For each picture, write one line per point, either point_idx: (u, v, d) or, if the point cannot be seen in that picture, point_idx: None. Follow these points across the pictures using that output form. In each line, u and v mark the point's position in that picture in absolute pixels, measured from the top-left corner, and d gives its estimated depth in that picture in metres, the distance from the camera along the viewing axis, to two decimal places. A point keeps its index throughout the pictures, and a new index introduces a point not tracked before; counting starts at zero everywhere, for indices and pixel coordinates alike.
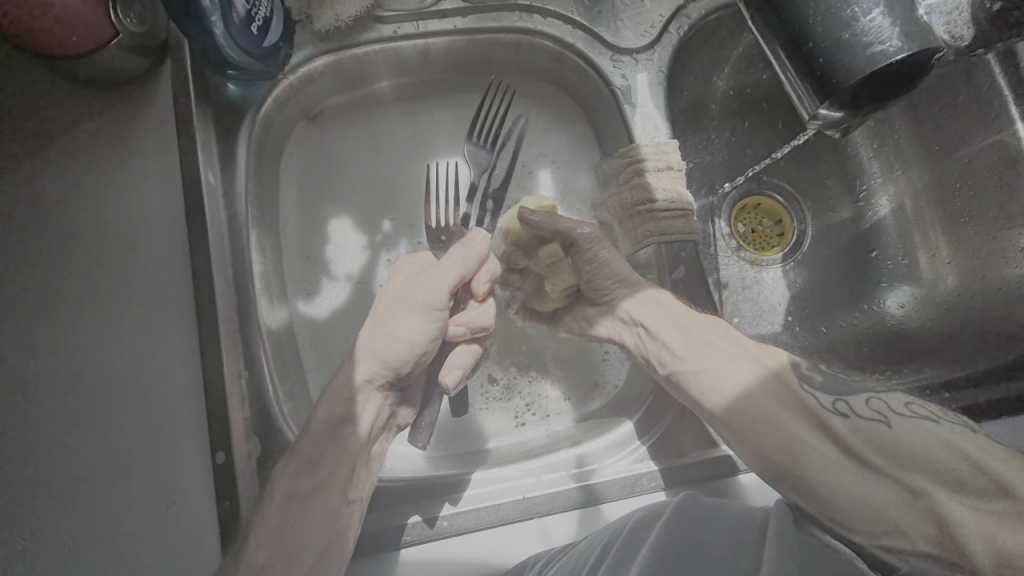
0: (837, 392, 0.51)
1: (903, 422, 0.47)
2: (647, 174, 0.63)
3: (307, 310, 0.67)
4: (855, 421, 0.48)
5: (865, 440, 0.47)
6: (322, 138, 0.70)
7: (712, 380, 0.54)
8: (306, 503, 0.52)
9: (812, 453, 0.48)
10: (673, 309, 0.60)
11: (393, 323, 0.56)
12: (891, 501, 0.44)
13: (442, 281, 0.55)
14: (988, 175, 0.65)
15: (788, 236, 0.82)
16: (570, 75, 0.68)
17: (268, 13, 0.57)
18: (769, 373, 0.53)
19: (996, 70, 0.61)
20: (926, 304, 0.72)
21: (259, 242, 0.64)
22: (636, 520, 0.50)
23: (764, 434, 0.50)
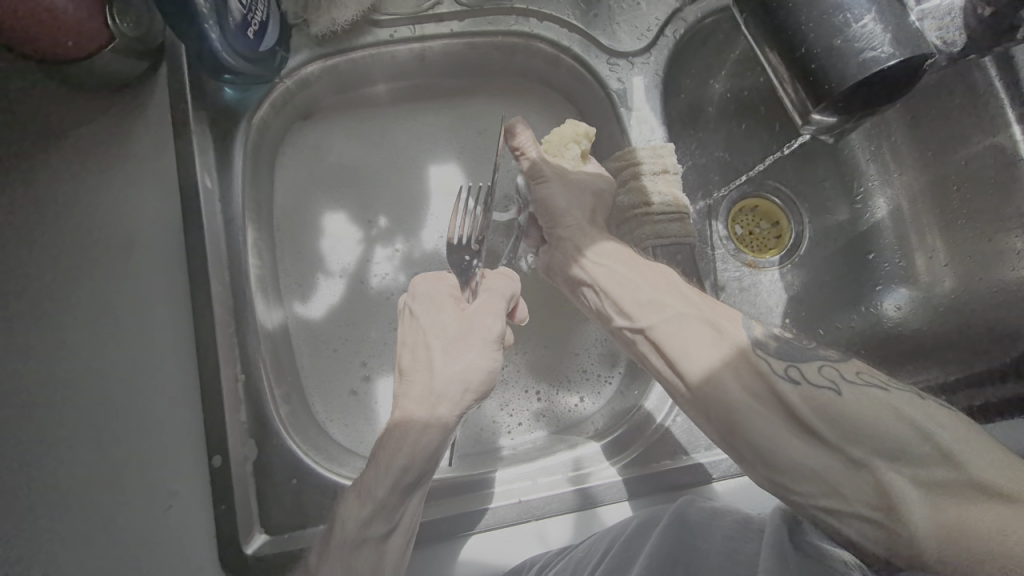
0: (788, 359, 0.50)
1: (855, 391, 0.46)
2: (642, 177, 0.63)
3: (303, 312, 0.67)
4: (804, 388, 0.47)
5: (809, 404, 0.46)
6: (319, 140, 0.70)
7: (695, 357, 0.51)
8: (355, 516, 0.47)
9: (774, 427, 0.47)
10: (664, 292, 0.55)
11: (458, 355, 0.51)
12: (847, 474, 0.43)
13: (490, 325, 0.52)
14: (985, 177, 0.64)
15: (786, 237, 0.82)
16: (567, 78, 0.68)
17: (264, 17, 0.57)
18: (730, 339, 0.51)
19: (994, 78, 0.61)
20: (923, 306, 0.73)
21: (255, 243, 0.63)
22: (635, 524, 0.50)
23: (731, 405, 0.48)
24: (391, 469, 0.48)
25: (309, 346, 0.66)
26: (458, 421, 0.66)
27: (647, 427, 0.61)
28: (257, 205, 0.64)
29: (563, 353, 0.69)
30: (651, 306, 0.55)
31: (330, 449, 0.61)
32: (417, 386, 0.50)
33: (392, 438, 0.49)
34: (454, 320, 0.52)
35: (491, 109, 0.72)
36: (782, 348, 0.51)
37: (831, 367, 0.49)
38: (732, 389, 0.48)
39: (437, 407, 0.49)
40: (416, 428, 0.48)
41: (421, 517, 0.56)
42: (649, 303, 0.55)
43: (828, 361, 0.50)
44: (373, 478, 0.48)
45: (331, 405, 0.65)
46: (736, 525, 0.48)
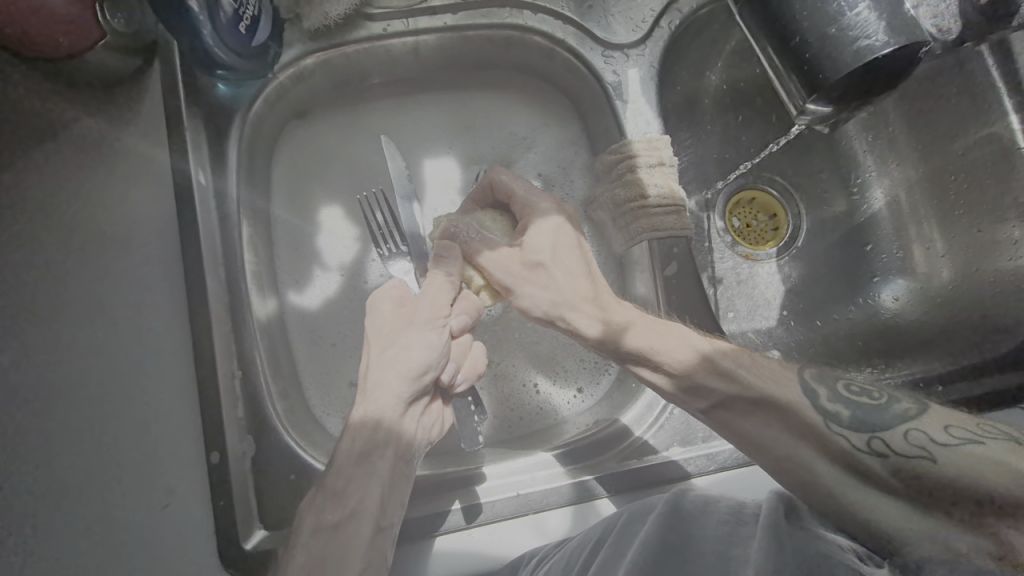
0: (870, 429, 0.46)
1: (951, 454, 0.41)
2: (638, 170, 0.62)
3: (299, 307, 0.67)
4: (894, 460, 0.43)
5: (897, 473, 0.43)
6: (315, 136, 0.70)
7: (732, 420, 0.50)
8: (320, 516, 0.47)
9: (819, 469, 0.46)
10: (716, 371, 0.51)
11: (394, 343, 0.51)
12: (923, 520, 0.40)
13: (423, 312, 0.53)
14: (983, 166, 0.66)
15: (783, 230, 0.82)
16: (562, 70, 0.68)
17: (257, 12, 0.57)
18: (781, 408, 0.49)
19: (988, 62, 0.63)
20: (920, 297, 0.73)
21: (250, 240, 0.62)
22: (622, 521, 0.50)
23: (775, 457, 0.48)
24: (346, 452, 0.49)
25: (305, 342, 0.66)
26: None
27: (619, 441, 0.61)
28: (251, 202, 0.63)
29: (558, 350, 0.68)
30: (697, 384, 0.52)
31: (328, 445, 0.61)
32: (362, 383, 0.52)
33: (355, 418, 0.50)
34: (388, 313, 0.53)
35: (487, 103, 0.72)
36: (858, 407, 0.48)
37: (946, 425, 0.44)
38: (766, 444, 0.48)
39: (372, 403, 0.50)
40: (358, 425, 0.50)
41: (420, 511, 0.56)
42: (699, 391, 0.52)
43: (914, 419, 0.45)
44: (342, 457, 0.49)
45: (327, 400, 0.64)
46: (730, 510, 0.47)
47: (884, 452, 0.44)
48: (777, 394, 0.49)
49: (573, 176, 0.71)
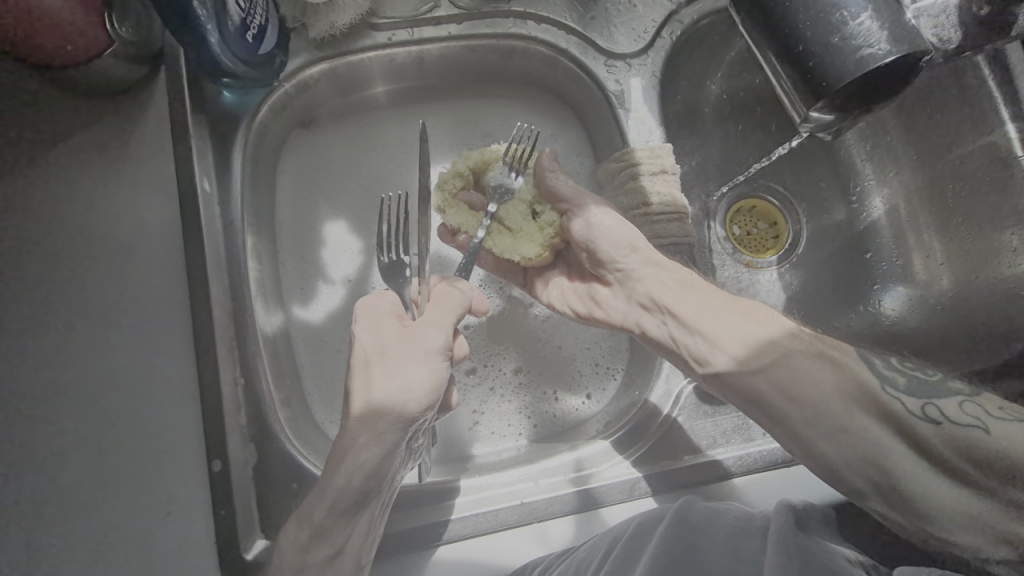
0: (926, 397, 0.45)
1: (1006, 427, 0.41)
2: (641, 178, 0.62)
3: (303, 316, 0.66)
4: (948, 428, 0.43)
5: (951, 444, 0.42)
6: (319, 143, 0.70)
7: (819, 404, 0.46)
8: (334, 500, 0.49)
9: (872, 468, 0.43)
10: (769, 338, 0.50)
11: (400, 367, 0.48)
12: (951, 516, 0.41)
13: (434, 337, 0.49)
14: (982, 174, 0.66)
15: (783, 238, 0.84)
16: (565, 80, 0.69)
17: (263, 21, 0.57)
18: (848, 372, 0.47)
19: (984, 72, 0.64)
20: (921, 305, 0.75)
21: (255, 249, 0.62)
22: (636, 526, 0.50)
23: (863, 450, 0.43)
24: (364, 431, 0.47)
25: (309, 348, 0.66)
26: (471, 423, 0.66)
27: (655, 420, 0.60)
28: (257, 210, 0.64)
29: (569, 357, 0.68)
30: (759, 381, 0.48)
31: (331, 453, 0.60)
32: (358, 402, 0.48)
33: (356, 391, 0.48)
34: (394, 331, 0.50)
35: (490, 113, 0.72)
36: (914, 382, 0.47)
37: (1001, 403, 0.44)
38: (859, 440, 0.44)
39: (373, 429, 0.47)
40: (358, 443, 0.48)
41: (418, 520, 0.55)
42: (774, 360, 0.49)
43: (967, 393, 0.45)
44: (354, 424, 0.48)
45: (331, 408, 0.64)
46: (737, 523, 0.47)
47: (941, 419, 0.43)
48: (842, 358, 0.48)
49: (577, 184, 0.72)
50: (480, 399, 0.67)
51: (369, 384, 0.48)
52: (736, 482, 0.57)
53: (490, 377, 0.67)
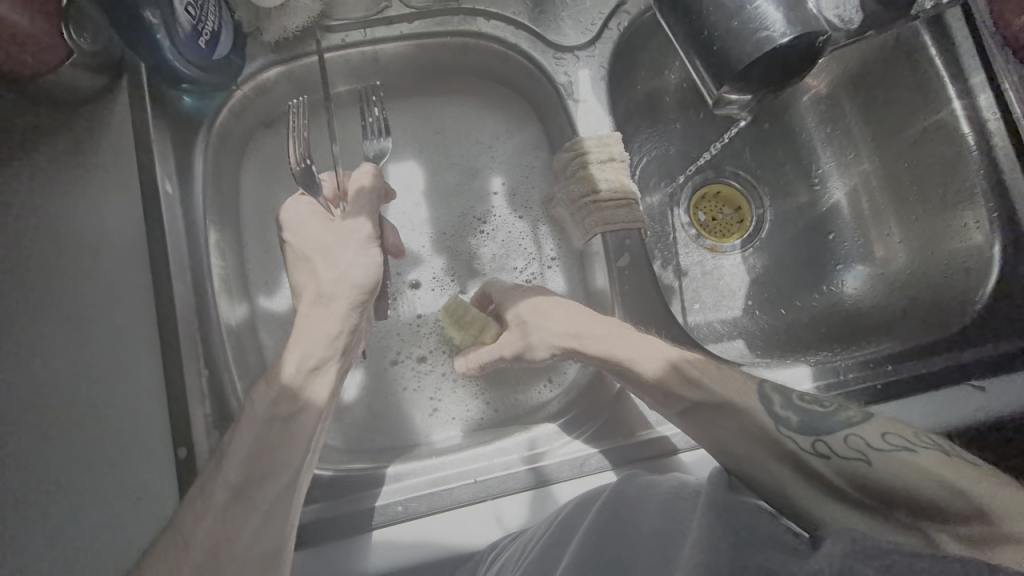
0: (814, 431, 0.48)
1: (882, 458, 0.44)
2: (589, 166, 0.64)
3: (268, 304, 0.69)
4: (835, 462, 0.45)
5: (841, 475, 0.45)
6: (282, 144, 0.72)
7: (733, 444, 0.50)
8: (213, 503, 0.46)
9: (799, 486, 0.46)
10: (666, 387, 0.53)
11: (308, 317, 0.53)
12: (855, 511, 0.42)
13: (350, 251, 0.55)
14: (933, 151, 0.72)
15: (747, 222, 0.87)
16: (518, 74, 0.70)
17: (216, 27, 0.59)
18: (743, 413, 0.50)
19: (932, 51, 0.69)
20: (881, 283, 0.78)
21: (217, 244, 0.65)
22: (575, 512, 0.51)
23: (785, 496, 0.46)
24: (232, 455, 0.48)
25: (276, 336, 0.69)
26: (428, 410, 0.68)
27: (604, 402, 0.62)
28: (220, 207, 0.66)
29: None
30: (668, 395, 0.54)
31: None
32: (249, 415, 0.50)
33: (304, 291, 0.54)
34: (298, 273, 0.55)
35: (449, 110, 0.74)
36: (807, 418, 0.49)
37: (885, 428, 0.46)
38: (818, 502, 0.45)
39: (264, 408, 0.50)
40: (228, 459, 0.48)
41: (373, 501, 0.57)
42: (681, 373, 0.53)
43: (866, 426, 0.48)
44: (281, 391, 0.51)
45: None
46: (672, 489, 0.49)
47: (862, 454, 0.45)
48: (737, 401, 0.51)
49: (533, 179, 0.74)
50: (435, 387, 0.69)
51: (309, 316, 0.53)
52: (681, 457, 0.59)
53: (446, 364, 0.69)
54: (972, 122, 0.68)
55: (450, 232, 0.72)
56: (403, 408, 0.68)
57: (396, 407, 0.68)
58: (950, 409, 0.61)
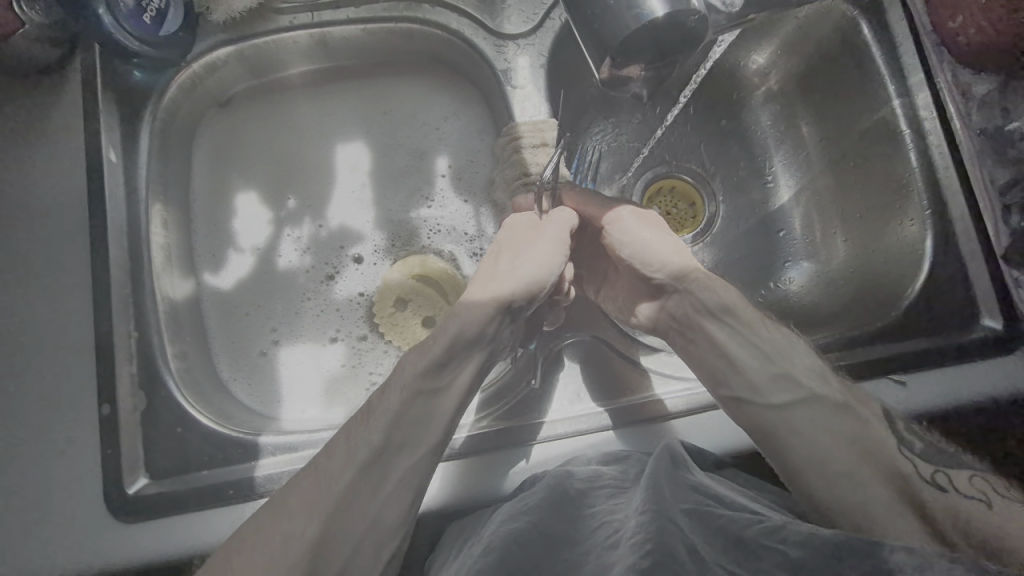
0: (936, 464, 0.49)
1: (1005, 502, 0.45)
2: (523, 150, 0.65)
3: (214, 281, 0.70)
4: (951, 497, 0.46)
5: (948, 513, 0.45)
6: (234, 122, 0.74)
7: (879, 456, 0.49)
8: (347, 477, 0.46)
9: (881, 504, 0.46)
10: (722, 352, 0.55)
11: (512, 267, 0.57)
12: (890, 504, 0.46)
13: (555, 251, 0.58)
14: (874, 149, 0.72)
15: (700, 218, 0.85)
16: (462, 60, 0.72)
17: (163, 5, 0.62)
18: (859, 423, 0.50)
19: (874, 49, 0.69)
20: (823, 280, 0.77)
21: (162, 216, 0.66)
22: (557, 487, 0.52)
23: (866, 511, 0.46)
24: (407, 423, 0.49)
25: (220, 315, 0.70)
26: (365, 385, 0.70)
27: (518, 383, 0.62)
28: (166, 179, 0.67)
29: None
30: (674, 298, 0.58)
31: (226, 407, 0.64)
32: (438, 367, 0.51)
33: (479, 296, 0.55)
34: (505, 263, 0.58)
35: (399, 94, 0.75)
36: (930, 450, 0.51)
37: (971, 475, 0.48)
38: (872, 501, 0.47)
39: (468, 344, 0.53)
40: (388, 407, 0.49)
41: (285, 468, 0.58)
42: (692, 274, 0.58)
43: (978, 470, 0.50)
44: (429, 364, 0.51)
45: (235, 368, 0.69)
46: (616, 479, 0.52)
47: (938, 486, 0.47)
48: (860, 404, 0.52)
49: (478, 162, 0.74)
50: (374, 361, 0.71)
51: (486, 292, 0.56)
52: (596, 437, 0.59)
53: (382, 342, 0.71)
54: (910, 121, 0.68)
55: (394, 211, 0.73)
56: (338, 380, 0.70)
57: (327, 376, 0.70)
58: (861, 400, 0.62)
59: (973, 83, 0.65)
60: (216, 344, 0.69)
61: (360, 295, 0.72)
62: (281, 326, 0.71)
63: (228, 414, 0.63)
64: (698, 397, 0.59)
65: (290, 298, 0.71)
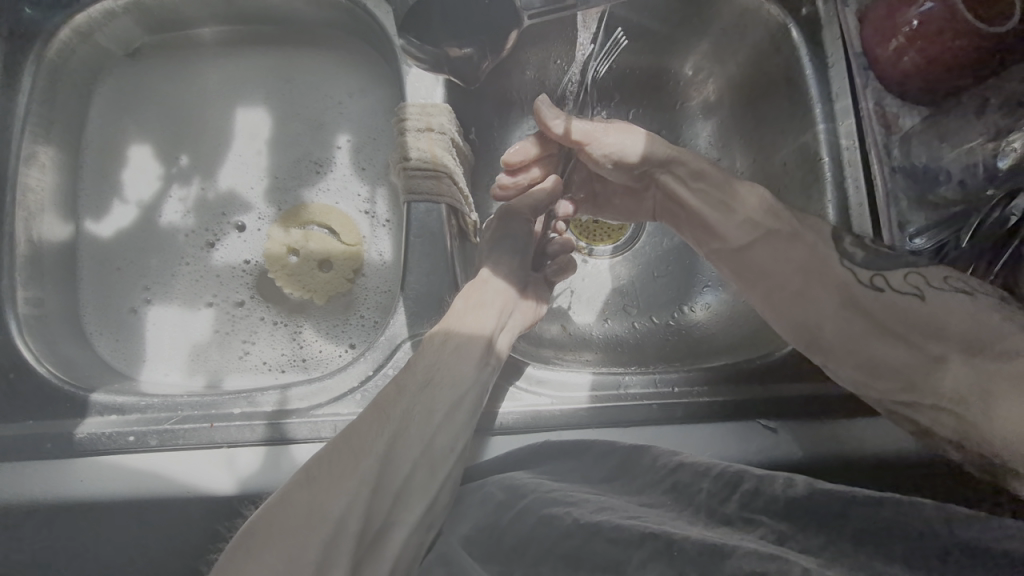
0: (875, 267, 0.54)
1: (940, 296, 0.51)
2: (406, 133, 0.62)
3: (93, 228, 0.70)
4: (940, 294, 0.51)
5: (937, 333, 0.50)
6: (139, 77, 0.74)
7: (831, 308, 0.54)
8: (365, 464, 0.46)
9: (818, 331, 0.54)
10: (688, 208, 0.61)
11: (470, 307, 0.56)
12: (934, 319, 0.50)
13: (503, 285, 0.59)
14: (796, 176, 0.66)
15: (625, 230, 0.80)
16: (365, 31, 0.69)
17: None
18: (812, 248, 0.56)
19: (807, 65, 0.63)
20: (730, 309, 0.72)
21: (45, 160, 0.65)
22: (502, 494, 0.48)
23: (809, 339, 0.55)
24: (421, 399, 0.50)
25: (95, 264, 0.70)
26: (239, 353, 0.68)
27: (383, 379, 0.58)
28: (50, 122, 0.65)
29: (355, 293, 0.70)
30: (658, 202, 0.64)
31: (77, 360, 0.63)
32: (410, 376, 0.52)
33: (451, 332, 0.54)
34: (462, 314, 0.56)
35: (303, 63, 0.75)
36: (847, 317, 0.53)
37: (942, 274, 0.53)
38: (912, 368, 0.50)
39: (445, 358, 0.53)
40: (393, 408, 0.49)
41: (105, 427, 0.57)
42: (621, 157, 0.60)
43: (917, 265, 0.54)
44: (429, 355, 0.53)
45: (103, 321, 0.68)
46: (513, 484, 0.49)
47: (920, 290, 0.52)
48: (801, 230, 0.57)
49: (378, 141, 0.74)
50: (255, 329, 0.70)
51: (445, 338, 0.54)
52: None
53: (258, 309, 0.70)
54: (831, 148, 0.62)
55: (287, 180, 0.73)
56: (210, 345, 0.69)
57: (197, 341, 0.69)
58: (719, 440, 0.57)
59: (900, 115, 0.59)
60: (86, 293, 0.68)
61: (246, 263, 0.71)
62: (156, 284, 0.71)
63: (74, 367, 0.62)
64: (538, 416, 0.58)
65: (168, 256, 0.71)
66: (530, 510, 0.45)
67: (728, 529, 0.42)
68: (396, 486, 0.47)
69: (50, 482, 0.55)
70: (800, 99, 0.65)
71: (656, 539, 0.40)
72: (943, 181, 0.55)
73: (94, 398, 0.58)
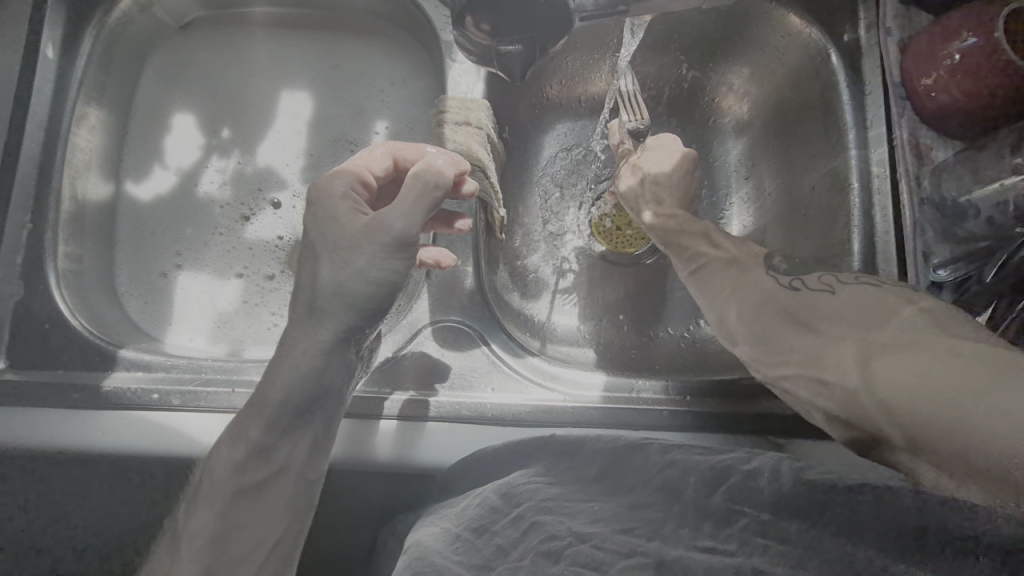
0: (792, 275, 0.55)
1: (848, 289, 0.51)
2: (444, 124, 0.64)
3: (133, 191, 0.72)
4: (858, 287, 0.51)
5: (844, 321, 0.49)
6: (191, 49, 0.76)
7: (755, 304, 0.54)
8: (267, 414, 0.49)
9: (766, 335, 0.52)
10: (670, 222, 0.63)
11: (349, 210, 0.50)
12: (846, 310, 0.49)
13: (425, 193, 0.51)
14: (824, 200, 0.67)
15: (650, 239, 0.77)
16: (412, 23, 0.71)
17: None
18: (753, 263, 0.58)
19: (843, 91, 0.64)
20: None
21: (94, 122, 0.67)
22: (497, 499, 0.48)
23: (765, 340, 0.52)
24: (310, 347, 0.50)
25: (130, 228, 0.71)
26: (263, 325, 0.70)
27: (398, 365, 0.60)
28: (103, 84, 0.68)
29: None
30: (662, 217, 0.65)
31: (106, 315, 0.65)
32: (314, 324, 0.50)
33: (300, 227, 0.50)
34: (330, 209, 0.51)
35: (350, 49, 0.77)
36: (783, 315, 0.53)
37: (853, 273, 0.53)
38: (815, 351, 0.49)
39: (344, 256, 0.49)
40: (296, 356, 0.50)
41: (131, 384, 0.59)
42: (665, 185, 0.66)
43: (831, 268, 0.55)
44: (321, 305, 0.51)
45: (135, 282, 0.70)
46: (513, 487, 0.49)
47: (831, 287, 0.52)
48: (744, 260, 0.59)
49: (415, 131, 0.75)
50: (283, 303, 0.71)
51: (284, 368, 0.50)
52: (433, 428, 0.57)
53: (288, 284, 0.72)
54: (861, 174, 0.63)
55: (325, 161, 0.75)
56: (235, 315, 0.71)
57: (222, 311, 0.71)
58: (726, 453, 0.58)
59: (933, 148, 0.60)
60: (120, 255, 0.70)
61: (280, 238, 0.73)
62: (187, 251, 0.72)
63: (103, 322, 0.64)
64: (550, 410, 0.59)
65: (202, 225, 0.73)
66: (523, 517, 0.45)
67: (719, 527, 0.42)
68: (255, 547, 0.47)
69: (74, 432, 0.57)
70: (834, 125, 0.65)
71: (645, 554, 0.40)
72: (971, 217, 0.55)
73: (123, 355, 0.60)
